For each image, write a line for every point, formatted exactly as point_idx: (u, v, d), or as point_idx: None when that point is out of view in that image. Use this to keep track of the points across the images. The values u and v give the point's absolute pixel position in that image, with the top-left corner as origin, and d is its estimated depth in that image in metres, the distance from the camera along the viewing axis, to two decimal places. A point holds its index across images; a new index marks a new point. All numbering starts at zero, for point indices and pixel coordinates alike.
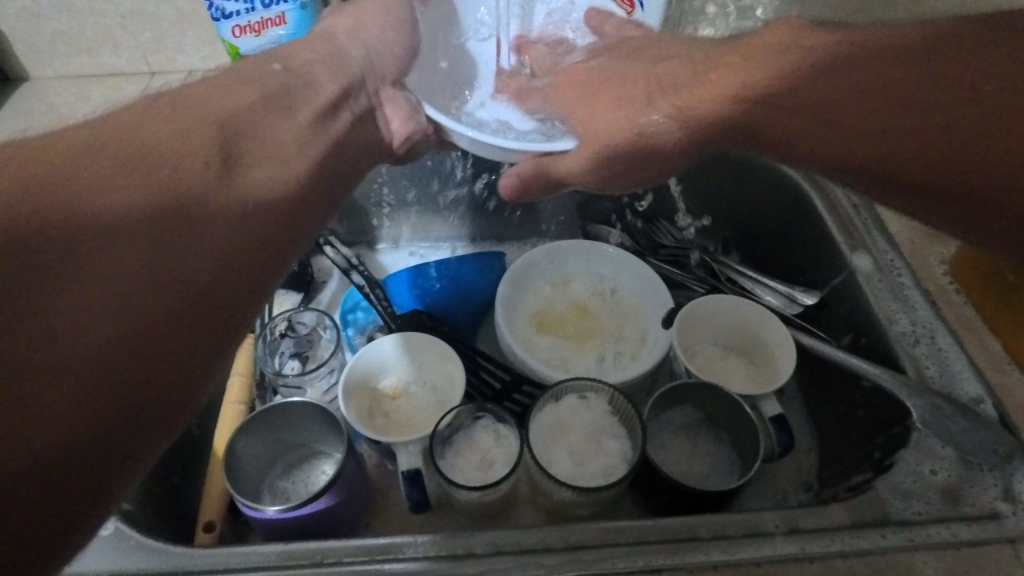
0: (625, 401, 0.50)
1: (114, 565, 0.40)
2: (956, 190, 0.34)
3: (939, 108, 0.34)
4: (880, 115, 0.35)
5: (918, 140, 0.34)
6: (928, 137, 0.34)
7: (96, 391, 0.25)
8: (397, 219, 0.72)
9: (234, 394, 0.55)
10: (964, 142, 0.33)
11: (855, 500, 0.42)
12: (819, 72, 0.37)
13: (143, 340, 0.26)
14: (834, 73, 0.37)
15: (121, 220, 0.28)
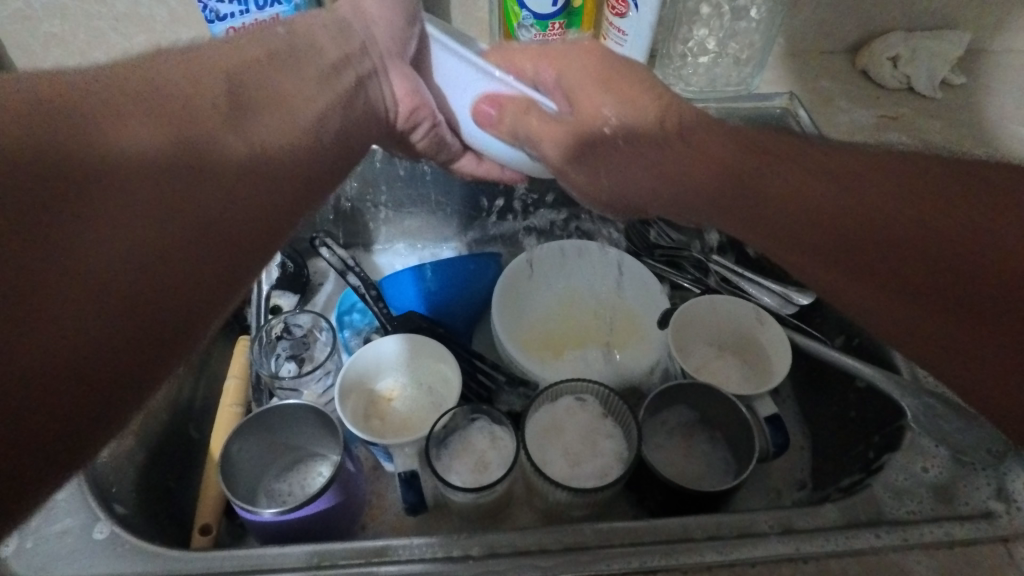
0: (620, 401, 0.50)
1: (108, 570, 0.40)
2: (1017, 314, 0.32)
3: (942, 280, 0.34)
4: (926, 271, 0.34)
5: (954, 322, 0.34)
6: (909, 270, 0.35)
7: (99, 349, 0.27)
8: (394, 221, 0.72)
9: (230, 397, 0.57)
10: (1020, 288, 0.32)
11: (850, 501, 0.42)
12: (845, 175, 0.38)
13: (137, 266, 0.29)
14: (851, 187, 0.37)
15: (126, 190, 0.30)
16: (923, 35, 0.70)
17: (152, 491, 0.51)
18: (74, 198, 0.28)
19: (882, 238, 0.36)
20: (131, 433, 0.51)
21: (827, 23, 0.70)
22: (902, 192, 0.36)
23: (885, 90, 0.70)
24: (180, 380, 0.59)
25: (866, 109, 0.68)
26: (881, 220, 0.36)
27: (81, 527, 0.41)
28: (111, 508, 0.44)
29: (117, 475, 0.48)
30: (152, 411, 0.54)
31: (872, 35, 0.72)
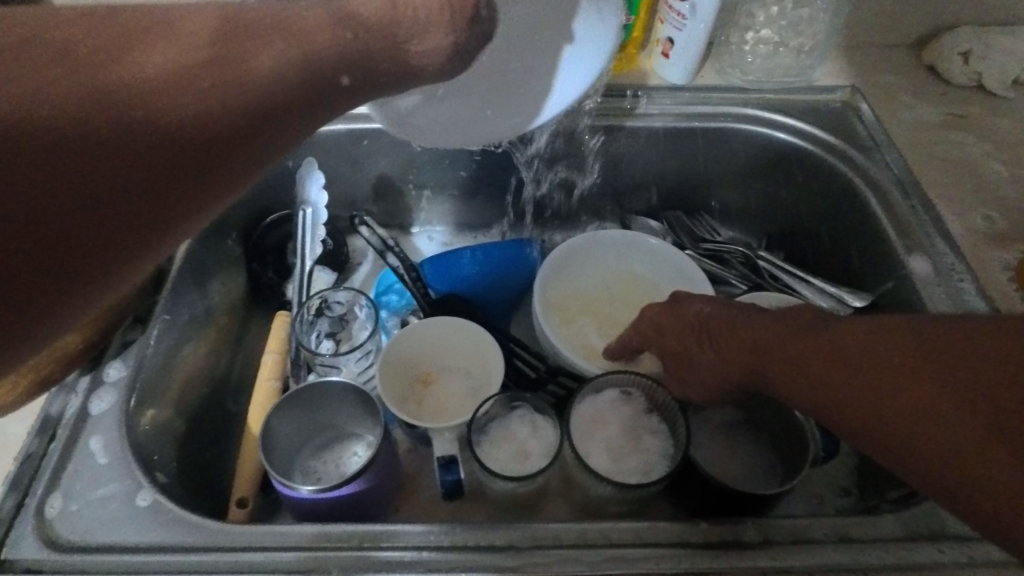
0: (668, 396, 0.48)
1: (151, 538, 0.39)
2: (978, 479, 0.29)
3: (916, 387, 0.32)
4: (889, 395, 0.33)
5: (932, 437, 0.31)
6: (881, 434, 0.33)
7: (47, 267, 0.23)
8: (435, 203, 0.71)
9: (268, 371, 0.57)
10: (972, 419, 0.29)
11: (909, 512, 0.40)
12: (806, 354, 0.38)
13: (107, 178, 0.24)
14: (804, 355, 0.38)
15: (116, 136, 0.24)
16: (997, 30, 0.66)
17: (191, 461, 0.51)
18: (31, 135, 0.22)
19: (824, 372, 0.37)
20: (172, 402, 0.51)
21: (894, 14, 0.67)
22: (833, 347, 0.37)
23: (952, 85, 0.67)
24: (220, 352, 0.58)
25: (931, 106, 0.65)
26: (848, 377, 0.35)
27: (124, 494, 0.41)
28: (153, 476, 0.43)
29: (159, 443, 0.48)
30: (192, 382, 0.54)
31: (942, 28, 0.68)
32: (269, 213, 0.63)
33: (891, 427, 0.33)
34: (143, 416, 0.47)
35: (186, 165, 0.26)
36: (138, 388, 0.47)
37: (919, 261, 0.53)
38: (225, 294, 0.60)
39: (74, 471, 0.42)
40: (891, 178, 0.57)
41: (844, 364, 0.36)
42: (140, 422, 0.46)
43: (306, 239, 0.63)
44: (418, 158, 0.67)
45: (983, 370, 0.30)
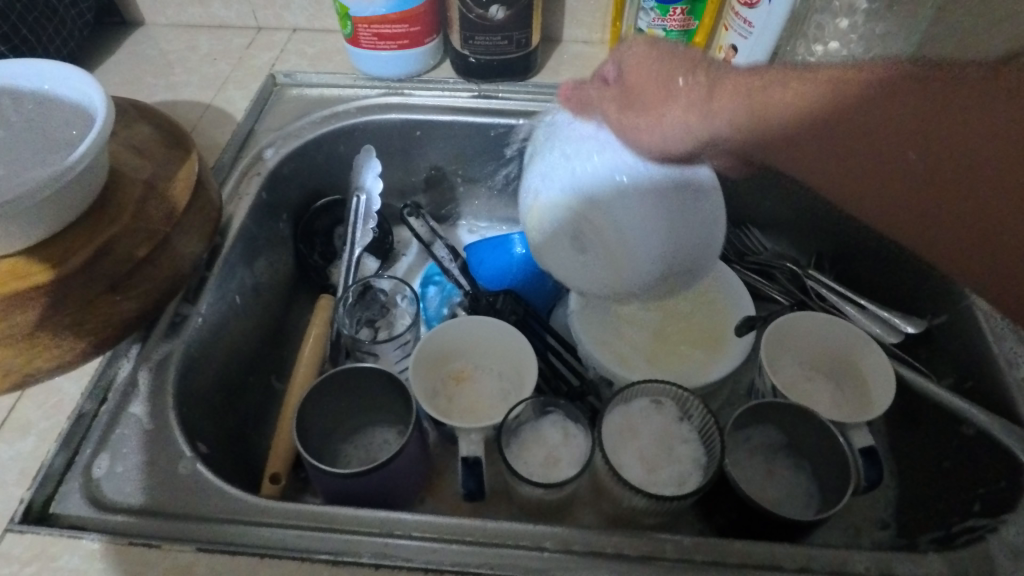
0: (705, 412, 0.47)
1: (189, 506, 0.40)
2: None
3: (947, 202, 0.44)
4: (936, 173, 0.44)
5: (948, 223, 0.44)
6: (930, 178, 0.44)
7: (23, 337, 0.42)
8: (482, 198, 0.72)
9: (307, 354, 0.57)
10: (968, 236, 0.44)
11: (957, 554, 0.38)
12: (904, 98, 0.46)
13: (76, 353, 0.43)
14: (902, 103, 0.46)
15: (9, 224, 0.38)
16: None
17: (228, 435, 0.52)
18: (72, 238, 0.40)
19: (904, 120, 0.46)
20: (216, 376, 0.52)
21: None
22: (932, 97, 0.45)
23: None
24: (263, 330, 0.60)
25: None
26: (902, 136, 0.46)
27: (167, 461, 0.42)
28: (195, 446, 0.45)
29: (201, 414, 0.49)
30: (236, 357, 0.55)
31: None
32: (320, 196, 0.64)
33: (945, 217, 0.44)
34: (187, 385, 0.48)
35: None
36: (185, 360, 0.48)
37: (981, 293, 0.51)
38: (273, 273, 0.62)
39: (120, 433, 0.43)
40: None
41: (895, 163, 0.46)
42: (185, 391, 0.47)
43: (356, 225, 0.62)
44: (468, 152, 0.67)
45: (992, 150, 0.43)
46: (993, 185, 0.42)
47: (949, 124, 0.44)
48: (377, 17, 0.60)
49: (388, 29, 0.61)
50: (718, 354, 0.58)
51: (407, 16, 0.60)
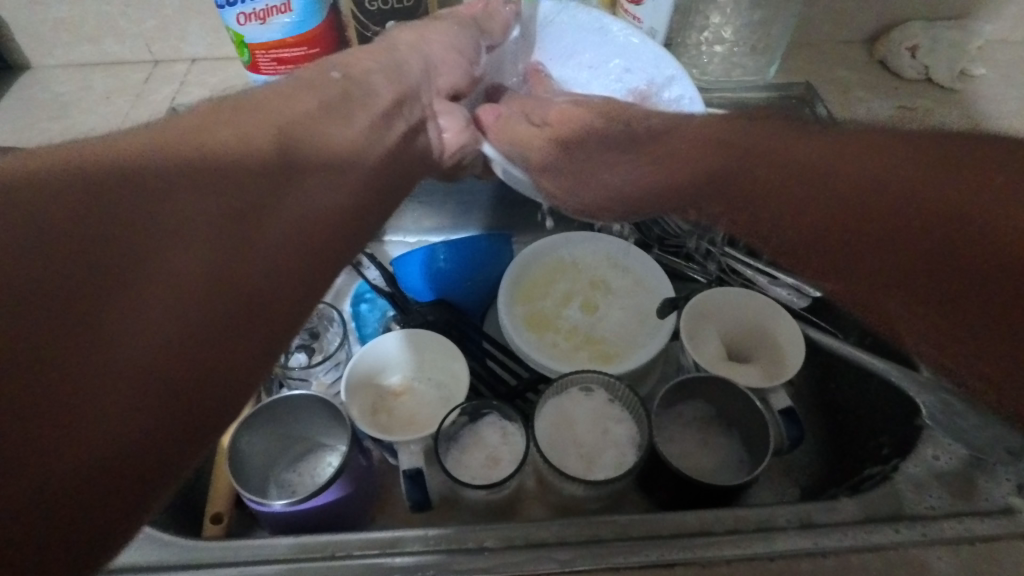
0: (632, 394, 0.49)
1: (122, 559, 0.39)
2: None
3: (943, 281, 0.35)
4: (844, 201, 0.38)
5: (813, 210, 0.40)
6: (840, 184, 0.39)
7: (215, 334, 0.29)
8: (408, 212, 0.72)
9: (239, 389, 0.56)
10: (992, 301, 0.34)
11: (866, 496, 0.41)
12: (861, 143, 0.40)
13: (221, 269, 0.30)
14: (865, 160, 0.39)
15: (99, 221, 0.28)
16: (943, 25, 0.69)
17: None
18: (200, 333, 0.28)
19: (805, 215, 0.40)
20: None
21: (847, 11, 0.69)
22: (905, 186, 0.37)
23: (903, 80, 0.69)
24: None
25: (883, 99, 0.67)
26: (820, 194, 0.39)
27: None
28: None
29: None
30: None
31: (891, 25, 0.71)
32: None
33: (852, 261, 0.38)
34: None
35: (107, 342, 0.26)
36: None
37: None
38: None
39: None
40: None
41: (895, 175, 0.38)
42: None
43: None
44: None
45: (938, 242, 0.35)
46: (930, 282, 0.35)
47: (939, 159, 0.37)
48: (273, 42, 0.59)
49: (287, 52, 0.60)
50: (645, 337, 0.60)
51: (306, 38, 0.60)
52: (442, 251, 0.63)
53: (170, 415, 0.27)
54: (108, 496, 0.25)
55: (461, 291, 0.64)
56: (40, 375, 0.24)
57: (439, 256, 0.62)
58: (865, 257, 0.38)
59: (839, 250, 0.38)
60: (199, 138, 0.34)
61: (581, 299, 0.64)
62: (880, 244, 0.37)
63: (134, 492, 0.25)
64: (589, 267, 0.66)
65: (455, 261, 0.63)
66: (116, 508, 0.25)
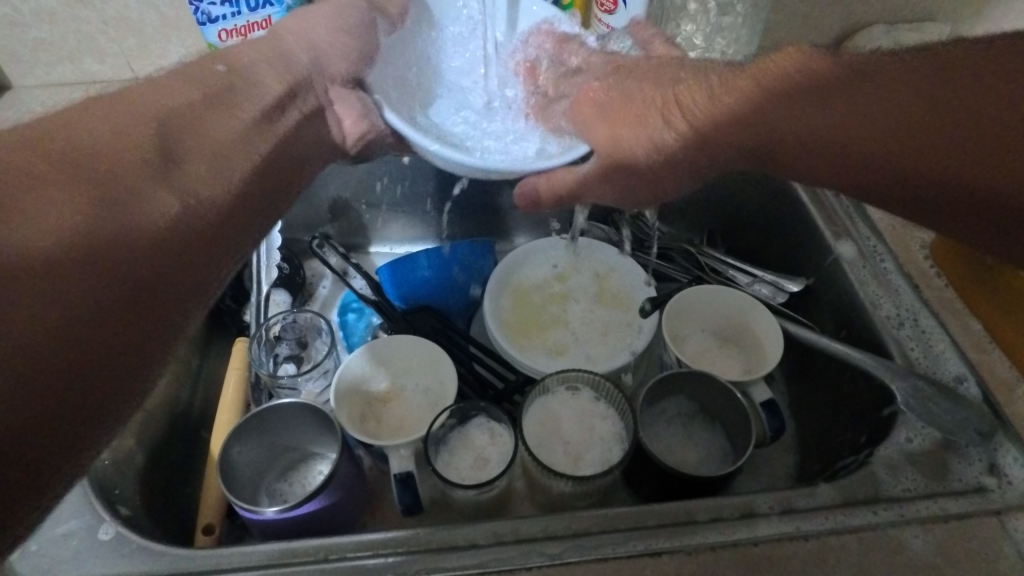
0: (616, 391, 0.50)
1: (115, 571, 0.39)
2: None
3: (985, 145, 0.37)
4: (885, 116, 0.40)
5: (890, 145, 0.40)
6: (850, 136, 0.41)
7: (123, 308, 0.31)
8: (392, 222, 0.73)
9: (227, 402, 0.56)
10: (998, 164, 0.37)
11: (844, 481, 0.43)
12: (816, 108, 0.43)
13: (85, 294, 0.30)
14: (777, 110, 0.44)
15: (79, 214, 0.31)
16: (904, 27, 0.71)
17: (152, 493, 0.51)
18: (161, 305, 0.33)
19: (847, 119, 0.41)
20: (132, 435, 0.51)
21: (811, 16, 0.72)
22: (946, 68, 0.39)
23: None
24: (179, 384, 0.59)
25: None
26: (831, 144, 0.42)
27: (86, 529, 0.41)
28: (114, 510, 0.43)
29: (118, 476, 0.48)
30: (152, 413, 0.54)
31: (855, 28, 0.73)
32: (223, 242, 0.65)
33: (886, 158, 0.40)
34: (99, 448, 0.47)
35: (111, 328, 0.30)
36: None
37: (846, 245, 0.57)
38: None
39: None
40: None
41: (896, 107, 0.40)
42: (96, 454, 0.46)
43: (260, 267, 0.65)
44: (368, 178, 0.68)
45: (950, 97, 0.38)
46: (953, 157, 0.38)
47: (911, 79, 0.40)
48: None
49: None
50: (627, 337, 0.61)
51: None
52: (424, 257, 0.65)
53: (100, 381, 0.29)
54: (69, 440, 0.28)
55: (445, 296, 0.64)
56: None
57: (421, 260, 0.64)
58: (934, 170, 0.38)
59: (860, 160, 0.41)
60: (110, 125, 0.36)
61: (564, 301, 0.65)
62: (980, 162, 0.37)
63: (30, 473, 0.26)
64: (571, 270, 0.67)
65: (438, 267, 0.65)
66: (70, 451, 0.28)
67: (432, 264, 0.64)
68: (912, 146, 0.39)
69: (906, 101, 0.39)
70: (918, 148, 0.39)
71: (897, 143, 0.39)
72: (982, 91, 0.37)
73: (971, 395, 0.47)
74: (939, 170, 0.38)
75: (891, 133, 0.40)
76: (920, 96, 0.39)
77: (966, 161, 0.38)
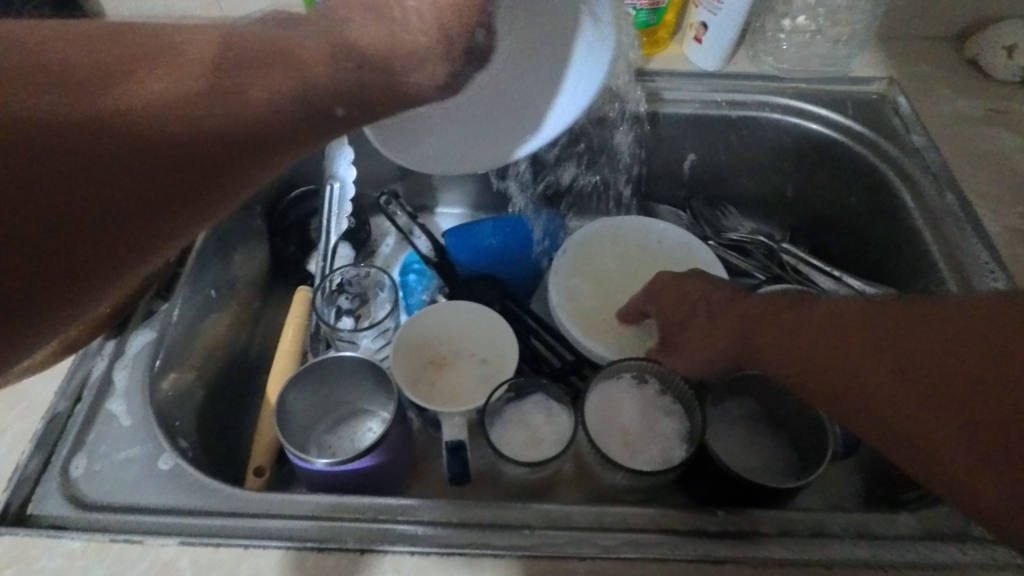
0: (685, 385, 0.47)
1: (172, 502, 0.40)
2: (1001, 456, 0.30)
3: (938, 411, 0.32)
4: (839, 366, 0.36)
5: (837, 404, 0.37)
6: (862, 382, 0.35)
7: (69, 263, 0.23)
8: (461, 186, 0.71)
9: (286, 349, 0.56)
10: (967, 390, 0.32)
11: (928, 512, 0.39)
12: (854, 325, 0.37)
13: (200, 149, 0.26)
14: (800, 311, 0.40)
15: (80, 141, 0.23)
16: None
17: (209, 429, 0.51)
18: None
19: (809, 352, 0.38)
20: (193, 369, 0.52)
21: (938, 2, 0.65)
22: (915, 332, 0.34)
23: (993, 80, 0.65)
24: (240, 324, 0.59)
25: (971, 99, 0.63)
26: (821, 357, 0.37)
27: (146, 458, 0.42)
28: (173, 442, 0.44)
29: (177, 409, 0.48)
30: (214, 350, 0.54)
31: (986, 20, 0.66)
32: (294, 187, 0.64)
33: (832, 396, 0.37)
34: (162, 380, 0.47)
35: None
36: (162, 354, 0.47)
37: (951, 258, 0.52)
38: (248, 267, 0.61)
39: (97, 433, 0.43)
40: (928, 174, 0.56)
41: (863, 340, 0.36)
42: (159, 386, 0.47)
43: (331, 216, 0.63)
44: None
45: (931, 369, 0.33)
46: (917, 426, 0.33)
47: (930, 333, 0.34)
48: None
49: None
50: None
51: None
52: (495, 230, 0.62)
53: None
54: None
55: (510, 267, 0.63)
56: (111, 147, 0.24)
57: (491, 233, 0.62)
58: (896, 425, 0.34)
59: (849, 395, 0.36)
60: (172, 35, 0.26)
61: (631, 286, 0.63)
62: (930, 422, 0.33)
63: None
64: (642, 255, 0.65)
65: (506, 242, 0.62)
66: None
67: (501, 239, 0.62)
68: (918, 397, 0.33)
69: (872, 368, 0.35)
70: (880, 392, 0.34)
71: (901, 381, 0.34)
72: (952, 334, 0.33)
73: None
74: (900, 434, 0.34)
75: (900, 371, 0.34)
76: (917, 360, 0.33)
77: (906, 428, 0.34)
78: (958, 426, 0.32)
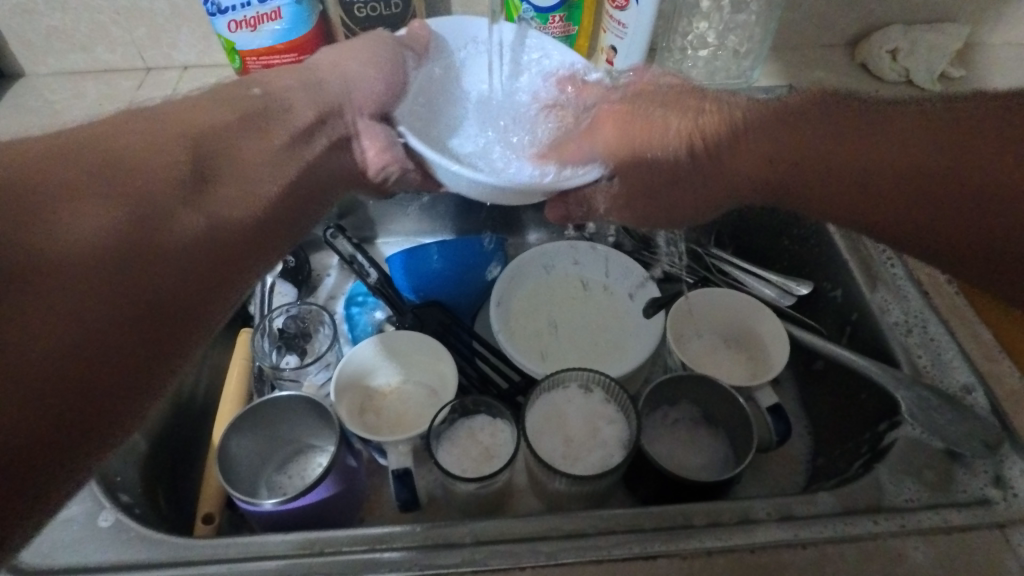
0: (619, 390, 0.50)
1: (114, 557, 0.40)
2: (943, 206, 0.39)
3: (946, 193, 0.39)
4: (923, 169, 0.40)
5: (913, 210, 0.40)
6: (891, 171, 0.40)
7: None
8: (402, 217, 0.73)
9: (230, 393, 0.56)
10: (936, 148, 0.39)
11: (844, 489, 0.42)
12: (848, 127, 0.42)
13: (223, 252, 0.36)
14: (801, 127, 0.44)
15: (97, 241, 0.31)
16: (922, 28, 0.71)
17: (155, 482, 0.51)
18: (157, 310, 0.32)
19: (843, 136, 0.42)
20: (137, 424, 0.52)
21: (828, 15, 0.71)
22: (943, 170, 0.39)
23: (882, 82, 0.71)
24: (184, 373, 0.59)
25: (865, 100, 0.69)
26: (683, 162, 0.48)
27: (86, 515, 0.42)
28: (115, 497, 0.44)
29: (120, 463, 0.48)
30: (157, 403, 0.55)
31: (871, 29, 0.73)
32: None
33: (869, 168, 0.41)
34: None
35: None
36: None
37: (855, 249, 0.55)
38: None
39: None
40: None
41: (885, 161, 0.41)
42: None
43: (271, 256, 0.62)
44: None
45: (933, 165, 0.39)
46: (912, 179, 0.40)
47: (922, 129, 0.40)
48: (264, 48, 0.59)
49: (278, 60, 0.61)
50: (628, 339, 0.62)
51: (294, 45, 0.60)
52: (437, 248, 0.63)
53: None
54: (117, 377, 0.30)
55: (452, 291, 0.64)
56: (62, 267, 0.29)
57: (433, 255, 0.62)
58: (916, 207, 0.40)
59: (914, 200, 0.40)
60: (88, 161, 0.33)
61: (568, 302, 0.66)
62: (949, 211, 0.39)
63: (78, 445, 0.29)
64: (578, 272, 0.67)
65: (450, 263, 0.63)
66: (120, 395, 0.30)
67: (447, 262, 0.63)
68: (910, 182, 0.40)
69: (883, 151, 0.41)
70: (863, 166, 0.41)
71: (905, 178, 0.40)
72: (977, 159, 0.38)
73: (977, 405, 0.46)
74: (935, 153, 0.39)
75: (906, 171, 0.40)
76: (959, 130, 0.39)
77: (898, 182, 0.40)
78: (929, 205, 0.40)
